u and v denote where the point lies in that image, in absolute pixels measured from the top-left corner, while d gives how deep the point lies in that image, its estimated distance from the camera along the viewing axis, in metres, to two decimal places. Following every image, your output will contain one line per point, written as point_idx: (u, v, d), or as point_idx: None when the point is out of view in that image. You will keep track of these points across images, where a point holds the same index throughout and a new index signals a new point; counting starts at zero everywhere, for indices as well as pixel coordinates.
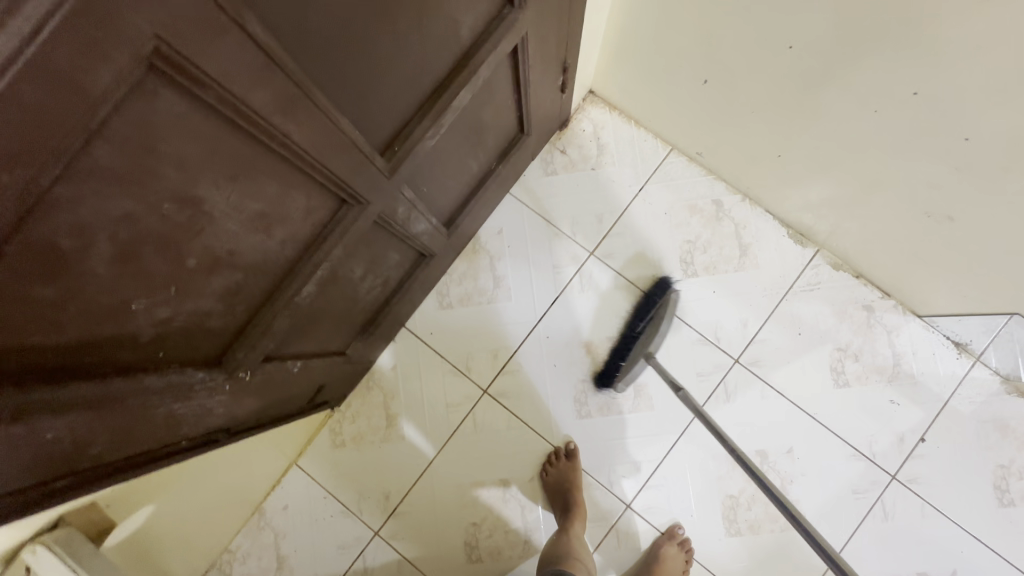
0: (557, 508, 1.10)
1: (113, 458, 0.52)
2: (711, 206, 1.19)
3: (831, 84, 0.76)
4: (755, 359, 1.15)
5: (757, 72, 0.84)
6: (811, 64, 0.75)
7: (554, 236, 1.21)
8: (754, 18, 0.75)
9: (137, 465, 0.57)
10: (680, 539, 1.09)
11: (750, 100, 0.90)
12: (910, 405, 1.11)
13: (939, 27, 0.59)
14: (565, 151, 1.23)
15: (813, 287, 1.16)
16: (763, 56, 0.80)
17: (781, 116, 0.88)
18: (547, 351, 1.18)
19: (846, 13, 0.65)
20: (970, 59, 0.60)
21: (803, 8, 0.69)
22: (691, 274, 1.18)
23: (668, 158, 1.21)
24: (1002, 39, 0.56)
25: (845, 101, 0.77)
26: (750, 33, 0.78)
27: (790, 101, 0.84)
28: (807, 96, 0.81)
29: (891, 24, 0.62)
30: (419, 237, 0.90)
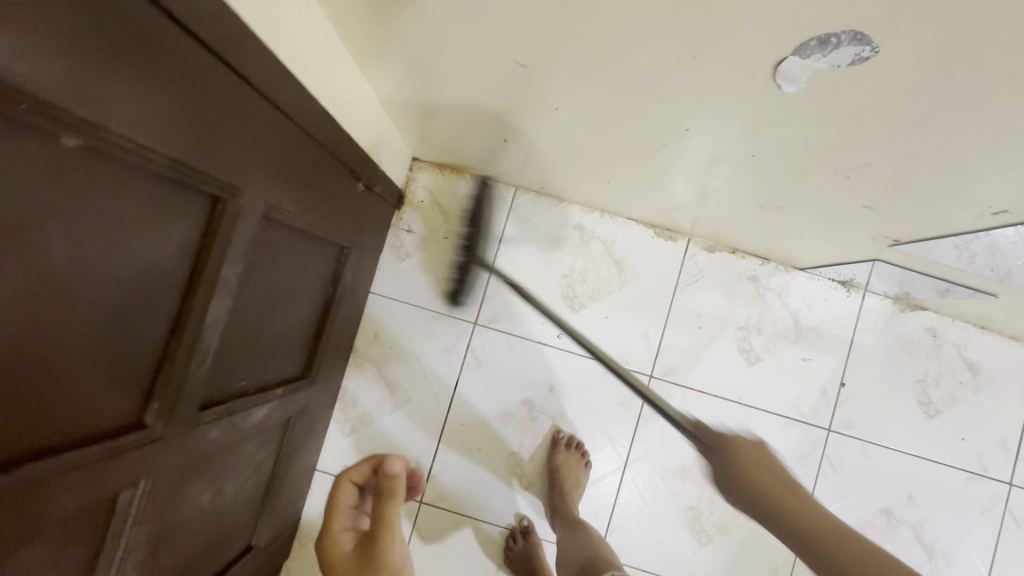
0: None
1: None
2: (574, 232, 1.14)
3: (612, 129, 0.71)
4: (669, 368, 1.13)
5: (542, 127, 0.78)
6: (583, 117, 0.70)
7: (433, 319, 1.14)
8: (508, 90, 0.68)
9: None
10: (567, 441, 1.10)
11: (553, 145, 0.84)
12: (821, 356, 1.13)
13: (669, 84, 0.54)
14: (411, 230, 1.15)
15: (697, 277, 1.14)
16: (538, 116, 0.74)
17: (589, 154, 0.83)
18: (467, 438, 1.12)
19: (583, 79, 0.59)
20: (709, 105, 0.56)
21: (543, 80, 0.62)
22: (579, 307, 1.13)
23: (517, 200, 1.15)
24: (724, 91, 0.52)
25: (634, 140, 0.72)
26: (514, 101, 0.71)
27: (590, 143, 0.79)
28: (600, 138, 0.76)
29: (627, 83, 0.57)
30: (270, 415, 0.80)
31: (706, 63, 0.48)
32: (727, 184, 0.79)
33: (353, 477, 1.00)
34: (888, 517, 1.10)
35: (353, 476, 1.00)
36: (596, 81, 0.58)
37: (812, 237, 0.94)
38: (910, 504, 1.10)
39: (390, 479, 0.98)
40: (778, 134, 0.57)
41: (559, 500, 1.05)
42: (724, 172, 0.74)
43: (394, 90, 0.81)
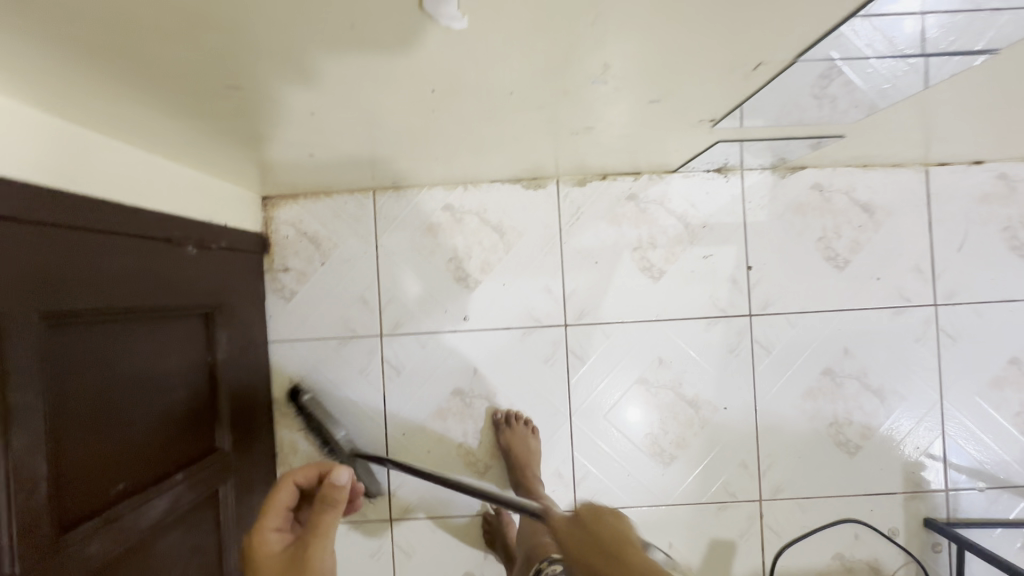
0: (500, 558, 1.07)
1: None
2: (445, 214, 1.12)
3: (381, 111, 0.68)
4: (580, 311, 1.12)
5: (327, 131, 0.75)
6: (345, 111, 0.67)
7: (341, 346, 1.12)
8: (260, 112, 0.66)
9: None
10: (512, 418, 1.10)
11: (357, 144, 0.81)
12: (719, 249, 1.12)
13: (368, 57, 0.52)
14: (287, 268, 1.12)
15: (577, 215, 1.12)
16: (310, 123, 0.71)
17: (395, 137, 0.80)
18: (413, 445, 1.12)
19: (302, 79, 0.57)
20: (420, 61, 0.54)
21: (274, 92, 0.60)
22: (475, 284, 1.12)
23: (378, 202, 1.12)
24: (417, 45, 0.50)
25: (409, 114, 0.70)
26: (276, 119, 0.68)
27: (382, 132, 0.76)
28: (384, 124, 0.73)
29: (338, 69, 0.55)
30: (177, 502, 0.80)
31: (369, 27, 0.46)
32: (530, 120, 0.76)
33: (298, 483, 0.81)
34: (831, 376, 1.11)
35: (296, 480, 0.81)
36: (314, 76, 0.56)
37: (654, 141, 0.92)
38: (848, 357, 1.11)
39: (333, 489, 0.77)
40: (507, 64, 0.55)
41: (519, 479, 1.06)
42: (515, 112, 0.71)
43: (175, 148, 0.78)
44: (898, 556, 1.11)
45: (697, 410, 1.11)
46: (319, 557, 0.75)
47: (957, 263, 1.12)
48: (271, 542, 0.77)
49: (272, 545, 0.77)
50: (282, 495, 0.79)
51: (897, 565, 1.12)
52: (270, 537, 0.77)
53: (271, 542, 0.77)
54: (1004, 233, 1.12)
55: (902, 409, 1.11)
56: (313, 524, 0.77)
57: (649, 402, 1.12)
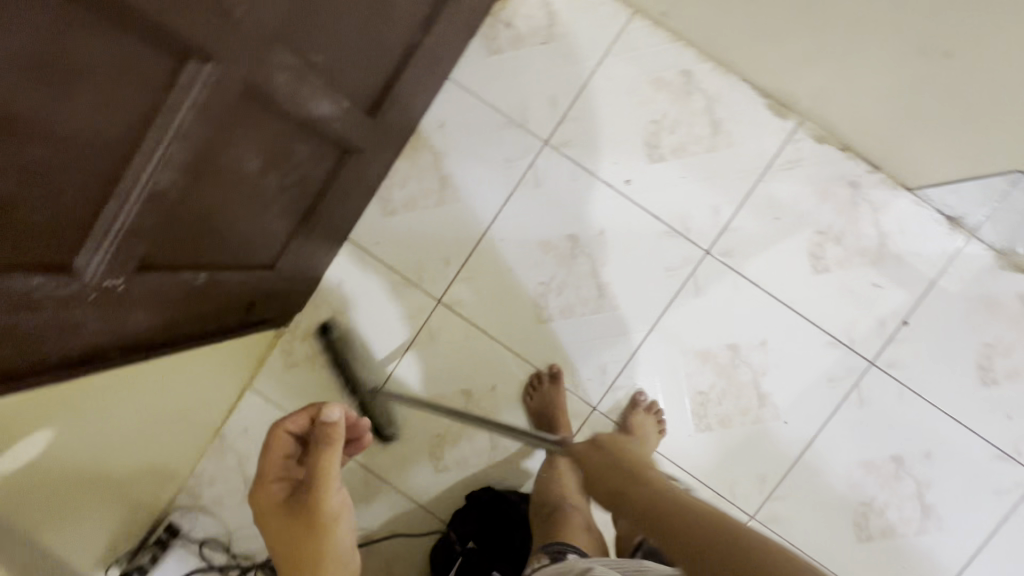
0: (542, 429, 1.06)
1: None
2: (680, 77, 1.04)
3: None
4: (729, 249, 1.05)
5: None
6: None
7: (504, 127, 1.08)
8: None
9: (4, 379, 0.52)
10: (648, 406, 1.07)
11: None
12: (892, 287, 1.04)
13: None
14: (511, 25, 1.06)
15: (793, 165, 1.04)
16: None
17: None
18: (505, 254, 1.08)
19: None
20: None
21: None
22: (658, 159, 1.05)
23: (630, 24, 1.04)
24: None
25: None
26: None
27: None
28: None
29: None
30: (331, 123, 0.77)
31: None
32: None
33: (288, 430, 0.69)
34: (898, 465, 1.05)
35: (288, 426, 0.68)
36: None
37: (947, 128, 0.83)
38: (925, 461, 1.05)
39: (324, 428, 0.65)
40: None
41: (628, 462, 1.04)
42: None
43: None
44: None
45: (761, 406, 1.06)
46: (324, 500, 0.65)
47: None
48: (276, 493, 0.68)
49: (269, 497, 0.67)
50: (276, 443, 0.68)
51: None
52: (267, 488, 0.67)
53: (271, 494, 0.67)
54: None
55: (935, 538, 1.05)
56: (312, 471, 0.66)
57: (726, 368, 1.07)
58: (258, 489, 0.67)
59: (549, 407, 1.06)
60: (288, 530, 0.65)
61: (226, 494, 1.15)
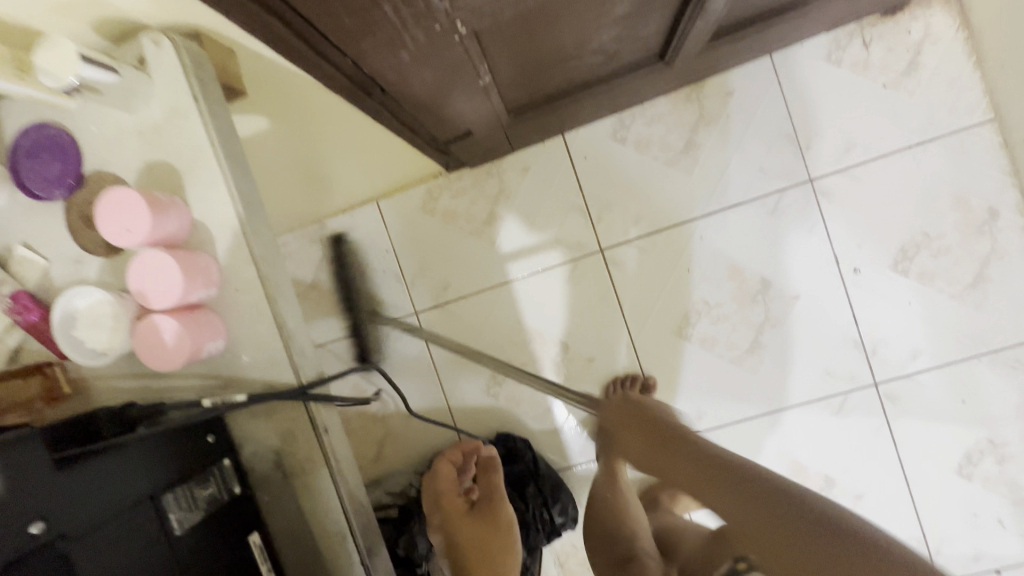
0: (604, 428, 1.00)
1: (304, 7, 0.38)
2: (984, 211, 0.92)
3: None
4: (896, 395, 0.96)
5: None
6: None
7: (783, 136, 0.96)
8: None
9: (307, 49, 0.44)
10: None
11: None
12: (1012, 535, 0.95)
13: None
14: (868, 45, 0.92)
15: (1018, 366, 0.93)
16: None
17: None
18: (692, 252, 0.99)
19: None
20: None
21: None
22: (900, 270, 0.94)
23: (979, 128, 0.91)
24: None
25: None
26: None
27: None
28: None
29: None
30: (694, 20, 0.66)
31: None
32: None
33: (451, 459, 0.91)
34: None
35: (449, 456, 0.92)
36: None
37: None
38: None
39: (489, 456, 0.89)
40: None
41: (661, 506, 0.98)
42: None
43: None
44: None
45: None
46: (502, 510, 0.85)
47: None
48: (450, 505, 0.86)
49: (457, 506, 0.85)
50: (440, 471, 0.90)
51: None
52: (450, 504, 0.85)
53: (456, 508, 0.86)
54: None
55: None
56: (487, 488, 0.86)
57: None
58: (445, 509, 0.85)
59: (626, 414, 0.99)
60: (477, 533, 0.82)
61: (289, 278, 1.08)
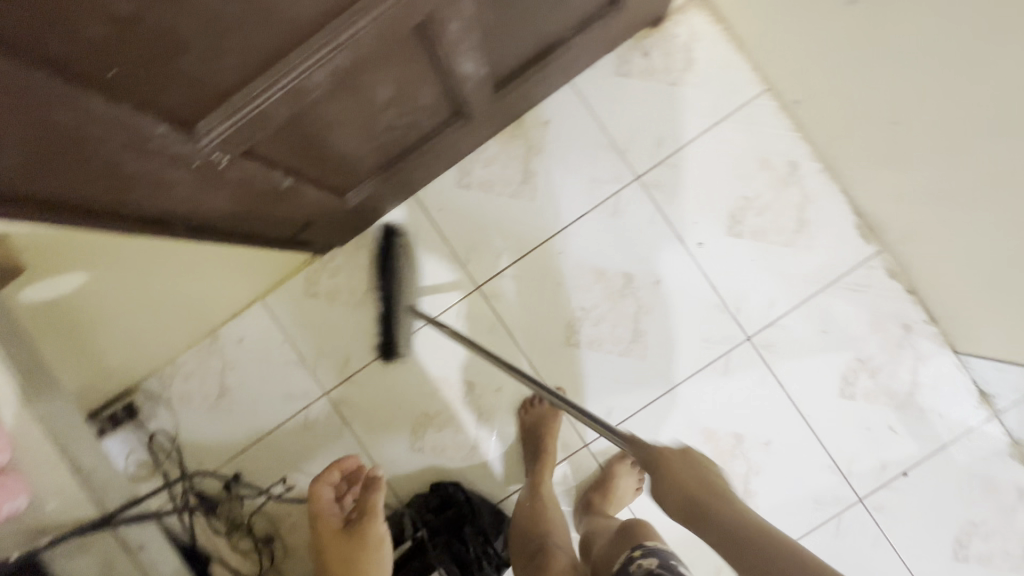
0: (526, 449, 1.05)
1: (52, 188, 0.44)
2: (786, 166, 1.04)
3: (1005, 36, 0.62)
4: (768, 343, 1.05)
5: None
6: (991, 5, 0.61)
7: (602, 146, 1.07)
8: None
9: (82, 216, 0.50)
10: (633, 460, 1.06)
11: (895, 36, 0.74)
12: (905, 437, 1.04)
13: None
14: (647, 54, 1.05)
15: (859, 288, 1.05)
16: None
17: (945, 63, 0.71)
18: (556, 267, 1.08)
19: None
20: None
21: None
22: (735, 234, 1.05)
23: (758, 99, 1.05)
24: None
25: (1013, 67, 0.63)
26: None
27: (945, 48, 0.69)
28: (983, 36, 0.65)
29: None
30: (461, 84, 0.75)
31: None
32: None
33: (330, 480, 0.93)
34: None
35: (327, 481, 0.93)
36: None
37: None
38: None
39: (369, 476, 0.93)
40: None
41: (593, 506, 1.03)
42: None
43: None
44: None
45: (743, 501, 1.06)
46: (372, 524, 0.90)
47: None
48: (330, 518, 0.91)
49: (330, 524, 0.91)
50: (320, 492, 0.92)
51: None
52: (326, 518, 0.91)
53: (332, 523, 0.91)
54: None
55: None
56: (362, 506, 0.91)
57: (724, 454, 1.06)
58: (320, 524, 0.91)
59: (541, 432, 1.04)
60: (348, 547, 0.89)
61: (195, 395, 1.11)
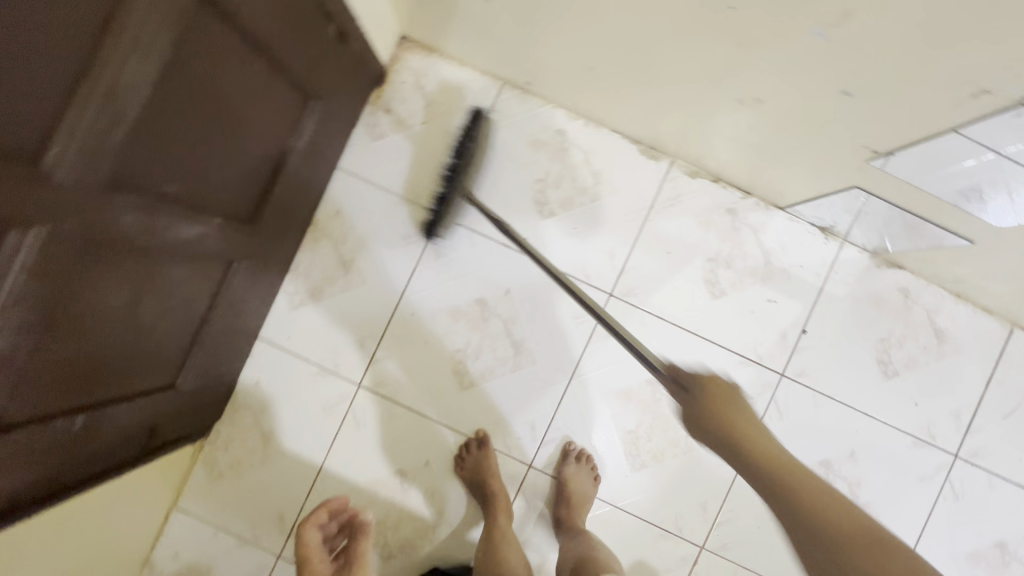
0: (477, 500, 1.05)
1: None
2: (556, 136, 1.10)
3: None
4: (630, 289, 1.10)
5: None
6: None
7: (397, 206, 1.11)
8: None
9: None
10: (575, 454, 1.08)
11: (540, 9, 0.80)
12: (786, 300, 1.09)
13: None
14: (389, 110, 1.11)
15: (674, 201, 1.11)
16: None
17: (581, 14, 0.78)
18: (417, 328, 1.10)
19: None
20: None
21: None
22: (548, 214, 1.10)
23: (501, 95, 1.11)
24: None
25: None
26: None
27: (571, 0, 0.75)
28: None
29: None
30: (200, 245, 0.77)
31: None
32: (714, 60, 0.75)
33: (319, 523, 0.85)
34: (826, 469, 1.08)
35: (315, 524, 0.84)
36: None
37: (807, 162, 0.90)
38: (851, 461, 1.09)
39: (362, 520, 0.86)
40: None
41: (561, 519, 1.04)
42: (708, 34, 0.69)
43: None
44: None
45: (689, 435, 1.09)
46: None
47: (993, 428, 1.09)
48: (314, 544, 0.83)
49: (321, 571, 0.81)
50: (309, 539, 0.83)
51: None
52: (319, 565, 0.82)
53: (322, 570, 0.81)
54: None
55: None
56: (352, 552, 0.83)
57: (649, 403, 1.10)
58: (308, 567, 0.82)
59: (482, 475, 1.04)
60: None
61: None
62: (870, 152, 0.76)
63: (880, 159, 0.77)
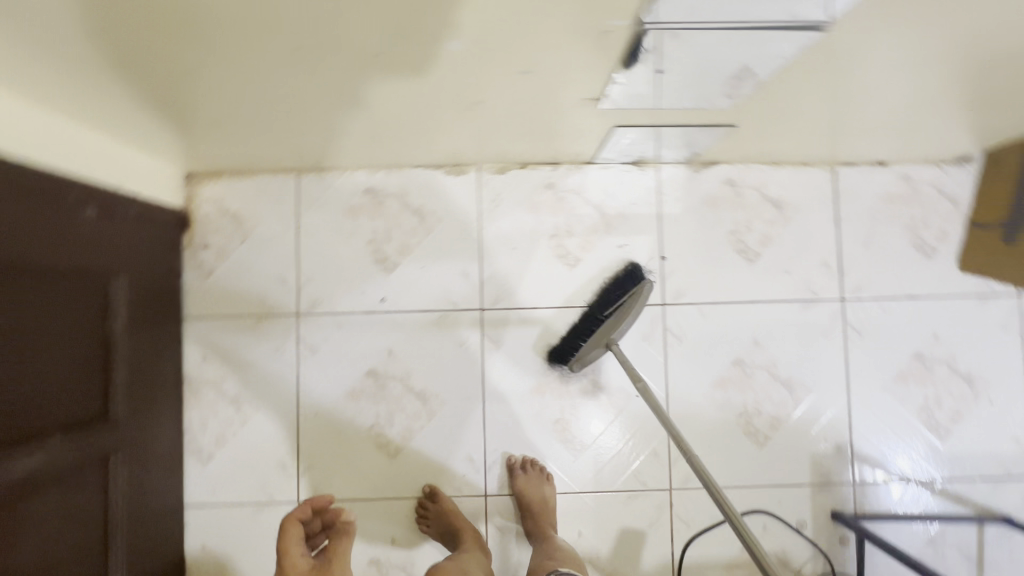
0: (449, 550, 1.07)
1: None
2: (367, 196, 1.14)
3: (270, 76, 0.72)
4: (496, 296, 1.13)
5: (232, 96, 0.78)
6: (238, 74, 0.70)
7: (255, 325, 1.13)
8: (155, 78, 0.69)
9: None
10: (519, 463, 1.11)
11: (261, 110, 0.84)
12: (634, 239, 1.14)
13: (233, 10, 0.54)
14: (207, 244, 1.13)
15: (497, 201, 1.15)
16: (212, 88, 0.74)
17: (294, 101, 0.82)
18: (326, 424, 1.12)
19: (173, 39, 0.59)
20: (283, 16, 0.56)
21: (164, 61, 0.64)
22: (393, 267, 1.14)
23: (301, 183, 1.14)
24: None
25: (301, 77, 0.72)
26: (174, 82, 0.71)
27: (274, 96, 0.78)
28: (266, 85, 0.74)
29: (204, 23, 0.57)
30: (49, 467, 0.78)
31: None
32: (418, 91, 0.80)
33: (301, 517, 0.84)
34: (741, 366, 1.13)
35: (298, 520, 0.84)
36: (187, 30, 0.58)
37: (568, 123, 0.95)
38: (757, 349, 1.14)
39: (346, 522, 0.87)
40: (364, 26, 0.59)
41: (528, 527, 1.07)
42: (385, 79, 0.74)
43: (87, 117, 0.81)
44: (807, 548, 1.11)
45: (610, 397, 1.13)
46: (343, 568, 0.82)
47: (861, 260, 1.15)
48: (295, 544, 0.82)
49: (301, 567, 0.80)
50: (290, 533, 0.82)
51: (806, 558, 1.11)
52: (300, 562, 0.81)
53: (300, 563, 0.80)
54: (908, 232, 1.16)
55: (810, 401, 1.13)
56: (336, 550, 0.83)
57: (562, 387, 1.13)
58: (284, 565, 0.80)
59: (444, 522, 1.06)
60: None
61: None
62: (644, 76, 0.73)
63: (654, 79, 0.74)
